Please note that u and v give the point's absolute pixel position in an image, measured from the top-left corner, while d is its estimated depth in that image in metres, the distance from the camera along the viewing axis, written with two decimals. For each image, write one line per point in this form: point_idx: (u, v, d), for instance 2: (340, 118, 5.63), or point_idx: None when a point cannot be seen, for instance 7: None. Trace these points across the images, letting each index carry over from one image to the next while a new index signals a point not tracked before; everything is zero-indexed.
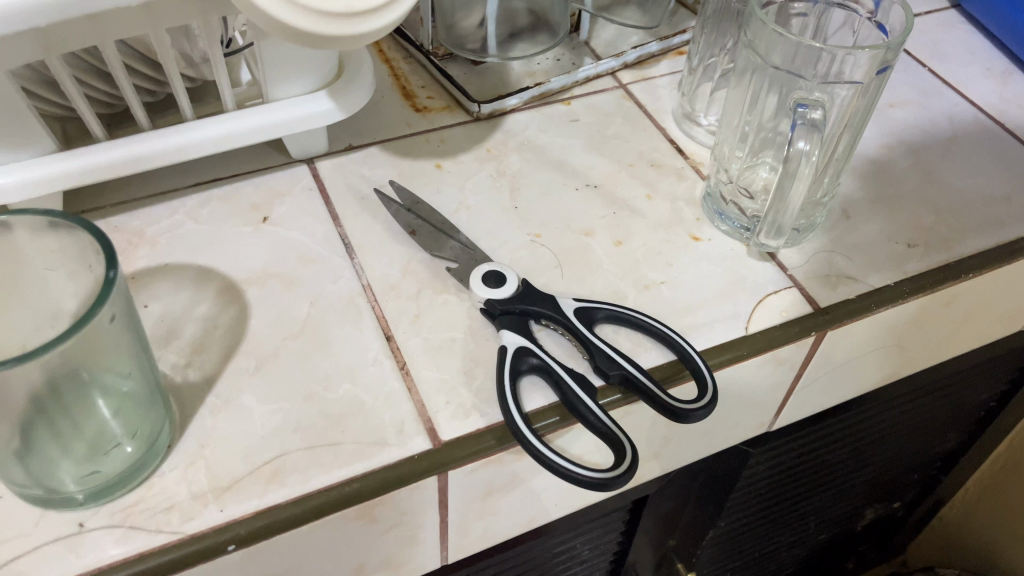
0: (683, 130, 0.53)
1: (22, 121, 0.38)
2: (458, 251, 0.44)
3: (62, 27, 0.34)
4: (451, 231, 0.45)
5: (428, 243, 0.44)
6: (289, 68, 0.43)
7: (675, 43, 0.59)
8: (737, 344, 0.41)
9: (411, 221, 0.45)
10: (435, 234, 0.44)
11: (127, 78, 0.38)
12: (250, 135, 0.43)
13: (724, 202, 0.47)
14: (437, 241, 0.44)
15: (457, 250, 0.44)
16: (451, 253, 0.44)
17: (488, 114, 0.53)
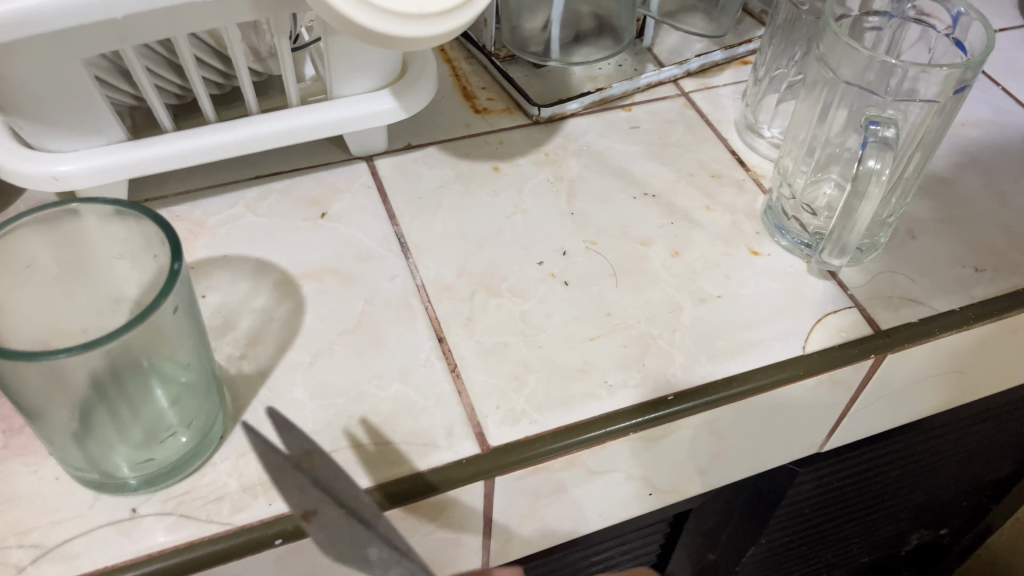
0: (745, 141, 0.52)
1: (95, 109, 0.39)
2: (381, 563, 0.33)
3: (138, 20, 0.34)
4: (368, 522, 0.33)
5: (339, 550, 0.33)
6: (354, 67, 0.43)
7: (741, 52, 0.58)
8: (792, 363, 0.40)
9: (306, 498, 0.32)
10: (345, 531, 0.32)
11: (196, 70, 0.39)
12: (310, 132, 0.44)
13: (785, 216, 0.46)
14: (354, 541, 0.33)
15: (378, 560, 0.33)
16: (374, 559, 0.33)
17: (548, 118, 0.52)
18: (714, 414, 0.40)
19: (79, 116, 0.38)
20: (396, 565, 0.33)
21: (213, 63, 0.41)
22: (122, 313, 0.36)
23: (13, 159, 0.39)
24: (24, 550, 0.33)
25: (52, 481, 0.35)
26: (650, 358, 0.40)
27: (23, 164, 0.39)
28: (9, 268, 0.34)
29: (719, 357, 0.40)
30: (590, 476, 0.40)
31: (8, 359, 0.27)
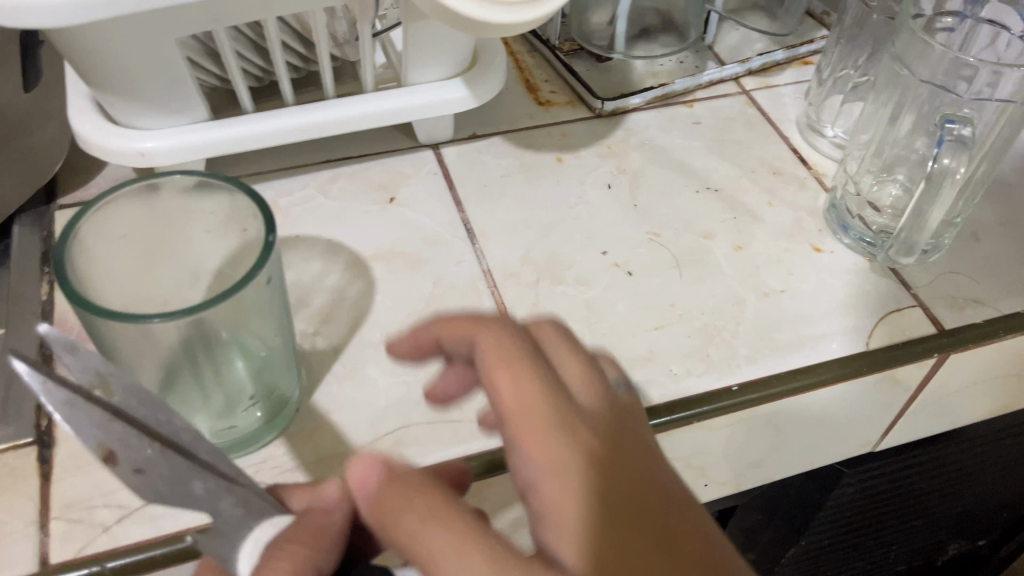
0: (806, 140, 0.52)
1: (182, 87, 0.40)
2: (209, 498, 0.27)
3: (234, 2, 0.35)
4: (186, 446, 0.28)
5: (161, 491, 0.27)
6: (430, 55, 0.44)
7: (802, 52, 0.58)
8: (854, 358, 0.40)
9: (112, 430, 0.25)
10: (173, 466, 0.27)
11: (281, 53, 0.40)
12: (384, 117, 0.45)
13: (849, 214, 0.46)
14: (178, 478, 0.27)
15: (206, 495, 0.27)
16: (199, 494, 0.27)
17: (611, 112, 0.53)
18: (777, 406, 0.40)
19: (166, 96, 0.40)
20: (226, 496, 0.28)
21: (295, 47, 0.42)
22: (202, 288, 0.38)
23: (103, 134, 0.40)
24: (109, 509, 0.34)
25: None
26: (714, 348, 0.40)
27: (113, 140, 0.40)
28: (108, 237, 0.35)
29: (782, 350, 0.41)
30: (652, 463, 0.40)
31: (106, 318, 0.29)
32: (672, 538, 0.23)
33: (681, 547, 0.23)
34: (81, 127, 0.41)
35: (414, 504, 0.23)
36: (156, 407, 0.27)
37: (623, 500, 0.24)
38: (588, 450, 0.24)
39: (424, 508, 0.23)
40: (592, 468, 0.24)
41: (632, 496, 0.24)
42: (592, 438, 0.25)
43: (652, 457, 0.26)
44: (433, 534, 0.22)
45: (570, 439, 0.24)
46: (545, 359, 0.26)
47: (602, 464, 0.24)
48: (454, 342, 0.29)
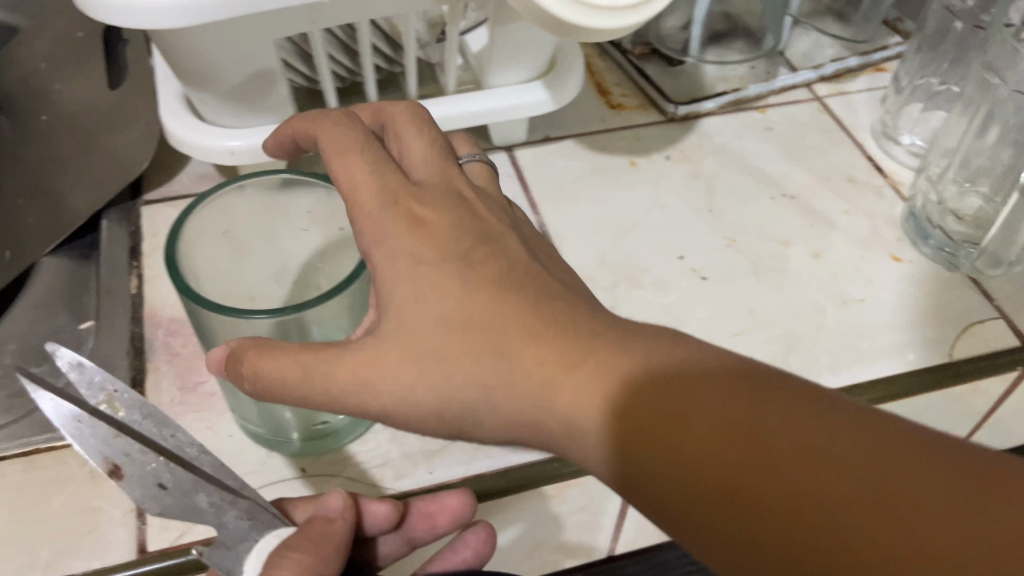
0: (882, 148, 0.51)
1: (274, 87, 0.41)
2: (214, 511, 0.27)
3: (333, 5, 0.36)
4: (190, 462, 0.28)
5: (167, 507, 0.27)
6: (513, 58, 0.44)
7: (876, 58, 0.57)
8: (937, 369, 0.40)
9: (110, 445, 0.26)
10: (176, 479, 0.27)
11: (371, 55, 0.40)
12: (466, 120, 0.45)
13: (930, 224, 0.46)
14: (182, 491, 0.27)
15: (210, 508, 0.27)
16: (205, 507, 0.27)
17: (683, 116, 0.53)
18: None
19: (257, 95, 0.41)
20: (232, 508, 0.27)
21: (383, 49, 0.42)
22: (287, 281, 0.40)
23: (193, 132, 0.41)
24: None
25: (227, 438, 0.37)
26: (794, 356, 0.40)
27: (203, 138, 0.41)
28: (210, 233, 0.35)
29: (864, 360, 0.40)
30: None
31: (213, 311, 0.30)
32: (488, 288, 0.25)
33: (497, 293, 0.25)
34: (172, 124, 0.42)
35: (277, 346, 0.26)
36: (159, 423, 0.29)
37: (443, 276, 0.25)
38: (415, 237, 0.26)
39: (287, 353, 0.25)
40: (417, 258, 0.26)
41: (454, 263, 0.26)
42: (419, 222, 0.27)
43: (480, 219, 0.28)
44: (297, 375, 0.25)
45: (411, 254, 0.26)
46: (380, 152, 0.29)
47: (427, 237, 0.26)
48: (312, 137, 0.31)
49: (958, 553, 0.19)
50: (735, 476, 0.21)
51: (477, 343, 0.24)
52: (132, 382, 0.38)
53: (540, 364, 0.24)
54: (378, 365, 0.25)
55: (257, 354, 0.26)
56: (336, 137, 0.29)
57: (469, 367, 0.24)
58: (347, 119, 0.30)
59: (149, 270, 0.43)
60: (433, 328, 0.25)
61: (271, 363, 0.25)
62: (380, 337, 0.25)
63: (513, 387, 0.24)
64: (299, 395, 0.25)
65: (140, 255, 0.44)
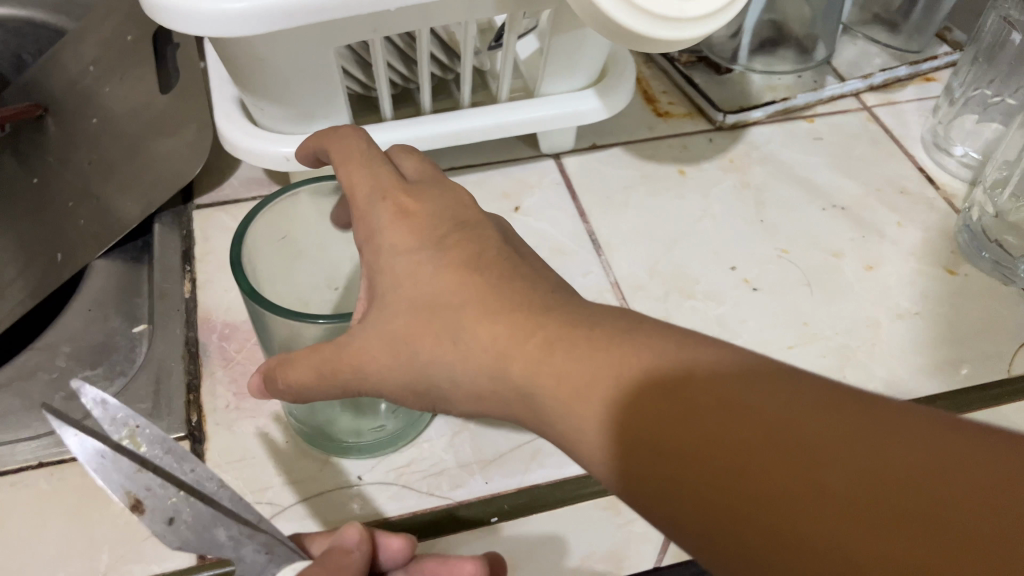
0: (934, 159, 0.51)
1: (332, 95, 0.41)
2: (232, 544, 0.26)
3: (396, 14, 0.36)
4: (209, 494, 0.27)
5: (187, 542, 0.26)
6: (567, 66, 0.44)
7: (924, 68, 0.57)
8: (996, 384, 0.40)
9: (132, 479, 0.24)
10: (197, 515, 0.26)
11: (429, 64, 0.40)
12: (518, 127, 0.45)
13: (986, 238, 0.45)
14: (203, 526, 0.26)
15: (229, 542, 0.26)
16: (223, 541, 0.26)
17: (732, 125, 0.53)
18: None
19: (314, 101, 0.41)
20: (252, 539, 0.27)
21: (440, 57, 0.42)
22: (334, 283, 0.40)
23: (249, 138, 0.41)
24: (261, 506, 0.35)
25: (282, 444, 0.37)
26: (849, 370, 0.40)
27: (259, 143, 0.41)
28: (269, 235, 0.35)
29: (920, 376, 0.40)
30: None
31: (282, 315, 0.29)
32: (454, 271, 0.25)
33: (461, 275, 0.25)
34: (228, 130, 0.42)
35: (289, 354, 0.27)
36: (180, 458, 0.28)
37: (419, 263, 0.26)
38: (396, 227, 0.27)
39: (297, 357, 0.27)
40: (401, 250, 0.26)
41: (427, 249, 0.26)
42: (398, 214, 0.27)
43: (465, 210, 0.28)
44: (296, 372, 0.27)
45: (395, 245, 0.26)
46: (379, 158, 0.29)
47: (407, 229, 0.27)
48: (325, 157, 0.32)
49: (911, 506, 0.17)
50: (674, 449, 0.20)
51: (439, 324, 0.25)
52: (187, 386, 0.39)
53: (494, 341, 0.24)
54: (358, 353, 0.25)
55: (274, 365, 0.28)
56: (339, 146, 0.30)
57: (435, 348, 0.25)
58: (351, 131, 0.31)
59: (201, 274, 0.43)
60: (409, 314, 0.25)
61: (285, 366, 0.27)
62: (365, 328, 0.26)
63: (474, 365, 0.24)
64: (306, 390, 0.27)
65: (192, 259, 0.44)
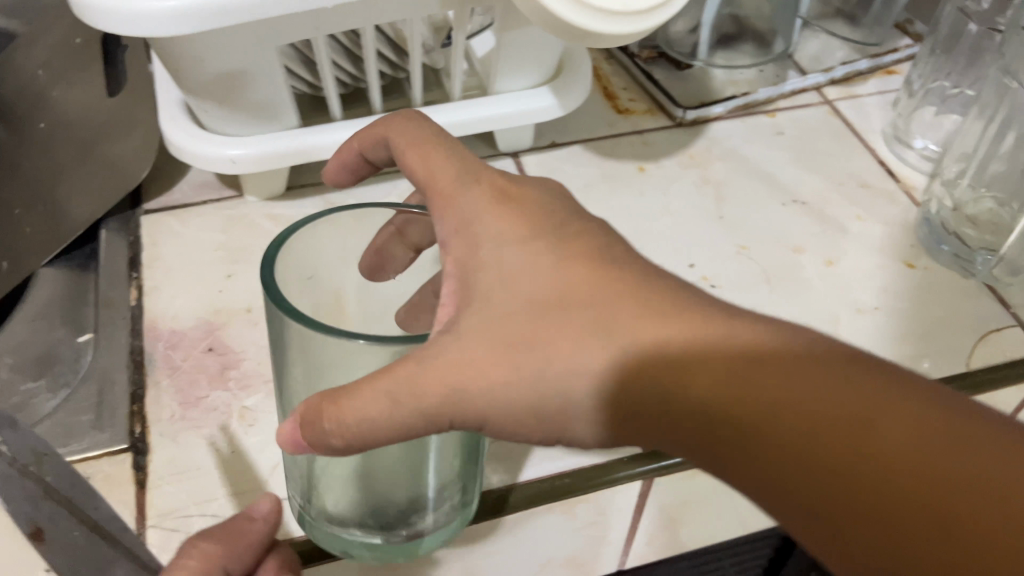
0: (895, 152, 0.51)
1: (276, 95, 0.40)
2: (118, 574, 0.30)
3: (337, 11, 0.35)
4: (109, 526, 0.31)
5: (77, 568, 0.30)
6: (519, 63, 0.43)
7: (886, 61, 0.56)
8: (955, 379, 0.39)
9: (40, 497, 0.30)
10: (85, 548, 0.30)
11: (375, 62, 0.39)
12: (472, 126, 0.44)
13: (946, 231, 0.45)
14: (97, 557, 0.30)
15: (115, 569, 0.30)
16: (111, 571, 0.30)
17: (692, 121, 0.52)
18: None
19: (258, 101, 0.40)
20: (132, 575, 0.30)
21: (388, 56, 0.42)
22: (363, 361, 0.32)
23: (193, 140, 0.40)
24: (205, 519, 0.34)
25: (230, 454, 0.36)
26: None
27: (203, 146, 0.40)
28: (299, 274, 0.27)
29: None
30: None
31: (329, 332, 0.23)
32: (581, 262, 0.24)
33: (588, 265, 0.24)
34: (171, 132, 0.41)
35: (347, 386, 0.23)
36: (86, 492, 0.31)
37: (539, 257, 0.24)
38: (498, 221, 0.25)
39: (359, 382, 0.23)
40: (512, 240, 0.25)
41: (542, 240, 0.25)
42: (492, 208, 0.25)
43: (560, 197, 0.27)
44: (378, 408, 0.23)
45: (505, 235, 0.25)
46: (451, 137, 0.28)
47: (515, 217, 0.25)
48: (373, 148, 0.30)
49: None
50: (868, 445, 0.20)
51: (575, 322, 0.23)
52: (132, 397, 0.38)
53: (649, 345, 0.22)
54: (463, 367, 0.23)
55: (325, 399, 0.23)
56: (407, 124, 0.28)
57: (562, 348, 0.23)
58: (408, 120, 0.28)
59: (148, 281, 0.42)
60: (530, 312, 0.23)
61: (357, 402, 0.23)
62: (471, 330, 0.23)
63: (625, 375, 0.22)
64: (387, 430, 0.23)
65: (139, 266, 0.43)
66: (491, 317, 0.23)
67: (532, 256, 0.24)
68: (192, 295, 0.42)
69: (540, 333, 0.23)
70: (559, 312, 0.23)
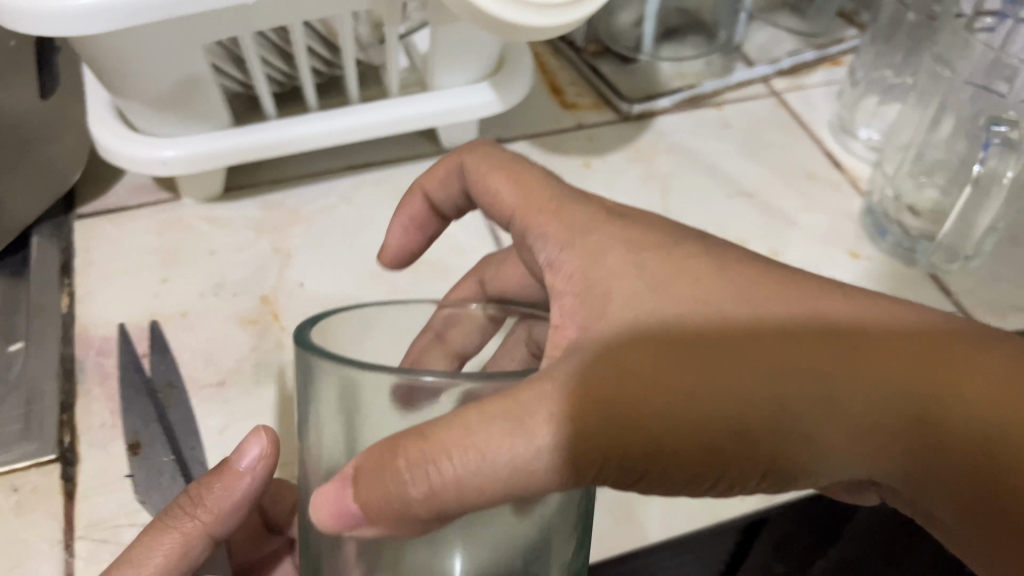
0: (841, 143, 0.51)
1: (205, 94, 0.39)
2: None
3: (259, 8, 0.35)
4: None
5: None
6: (456, 59, 0.43)
7: (832, 52, 0.56)
8: None
9: None
10: None
11: (305, 58, 0.39)
12: (411, 123, 0.44)
13: (887, 219, 0.45)
14: None
15: None
16: None
17: (638, 115, 0.52)
18: None
19: (187, 101, 0.39)
20: None
21: (320, 52, 0.41)
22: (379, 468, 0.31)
23: (121, 141, 0.39)
24: (135, 529, 0.33)
25: (160, 462, 0.35)
26: None
27: (133, 148, 0.39)
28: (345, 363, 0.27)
29: None
30: (742, 497, 0.36)
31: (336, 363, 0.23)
32: (704, 258, 0.24)
33: (706, 261, 0.24)
34: (100, 135, 0.40)
35: (440, 425, 0.22)
36: None
37: (658, 258, 0.24)
38: (606, 232, 0.25)
39: (475, 416, 0.21)
40: (630, 246, 0.25)
41: (651, 245, 0.25)
42: (603, 222, 0.26)
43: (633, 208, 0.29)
44: (518, 438, 0.21)
45: (621, 244, 0.25)
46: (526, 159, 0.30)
47: (624, 225, 0.26)
48: (445, 194, 0.34)
49: None
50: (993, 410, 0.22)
51: (725, 318, 0.23)
52: (61, 406, 0.37)
53: (795, 346, 0.22)
54: (621, 372, 0.22)
55: (430, 448, 0.21)
56: (484, 157, 0.30)
57: (719, 343, 0.22)
58: (486, 155, 0.30)
59: (81, 287, 0.41)
60: (672, 313, 0.23)
61: (485, 433, 0.21)
62: (616, 338, 0.23)
63: (783, 383, 0.22)
64: (514, 465, 0.21)
65: (71, 272, 0.42)
66: (633, 325, 0.23)
67: (652, 259, 0.24)
68: (126, 300, 0.41)
69: (686, 334, 0.22)
70: (699, 311, 0.23)
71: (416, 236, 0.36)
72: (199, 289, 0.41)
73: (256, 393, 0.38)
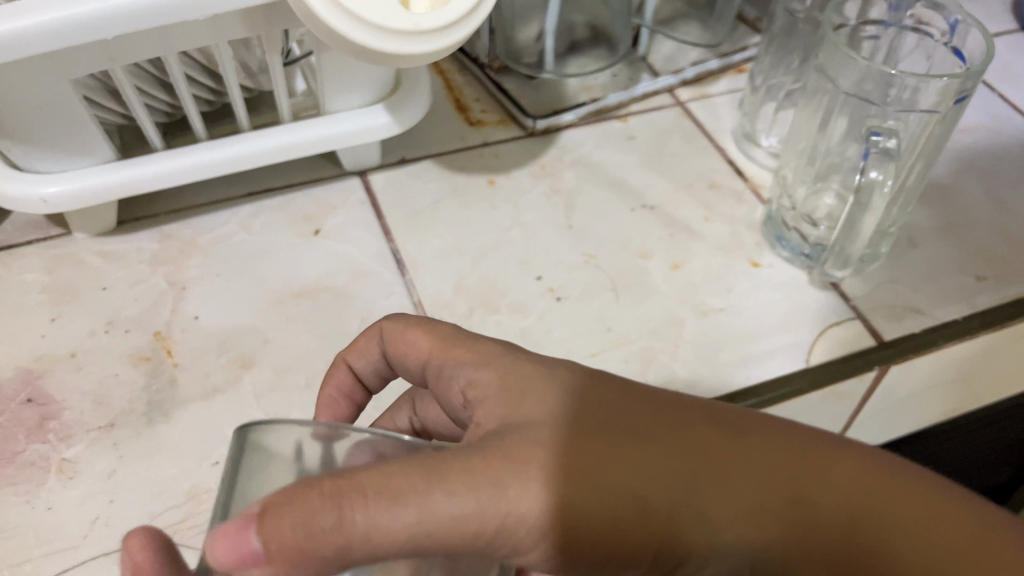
0: (743, 151, 0.51)
1: (82, 127, 0.38)
2: None
3: (127, 41, 0.34)
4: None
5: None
6: (347, 83, 0.42)
7: (735, 60, 0.57)
8: (794, 377, 0.40)
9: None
10: None
11: (185, 87, 0.38)
12: (305, 148, 0.43)
13: (785, 227, 0.46)
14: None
15: None
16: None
17: (543, 130, 0.52)
18: None
19: (65, 133, 0.38)
20: None
21: (203, 79, 0.40)
22: None
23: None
24: None
25: (45, 511, 0.34)
26: (653, 373, 0.39)
27: (10, 184, 0.38)
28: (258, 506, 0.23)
29: (722, 372, 0.40)
30: None
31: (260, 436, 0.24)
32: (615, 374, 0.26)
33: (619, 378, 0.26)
34: None
35: (352, 478, 0.21)
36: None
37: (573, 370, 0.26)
38: (521, 354, 0.26)
39: (398, 470, 0.21)
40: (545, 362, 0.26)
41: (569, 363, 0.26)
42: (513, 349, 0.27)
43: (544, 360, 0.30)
44: (434, 491, 0.21)
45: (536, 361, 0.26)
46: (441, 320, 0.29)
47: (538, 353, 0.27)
48: (366, 363, 0.33)
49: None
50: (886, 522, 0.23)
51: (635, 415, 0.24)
52: None
53: (698, 438, 0.23)
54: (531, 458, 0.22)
55: (342, 485, 0.21)
56: (400, 322, 0.30)
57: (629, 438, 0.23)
58: (398, 318, 0.30)
59: None
60: (586, 409, 0.24)
61: (404, 481, 0.21)
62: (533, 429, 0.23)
63: (685, 461, 0.23)
64: (423, 516, 0.21)
65: None
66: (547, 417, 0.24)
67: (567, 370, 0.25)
68: (12, 343, 0.39)
69: (601, 425, 0.23)
70: (613, 408, 0.24)
71: (348, 408, 0.34)
72: (90, 327, 0.40)
73: (147, 434, 0.37)
